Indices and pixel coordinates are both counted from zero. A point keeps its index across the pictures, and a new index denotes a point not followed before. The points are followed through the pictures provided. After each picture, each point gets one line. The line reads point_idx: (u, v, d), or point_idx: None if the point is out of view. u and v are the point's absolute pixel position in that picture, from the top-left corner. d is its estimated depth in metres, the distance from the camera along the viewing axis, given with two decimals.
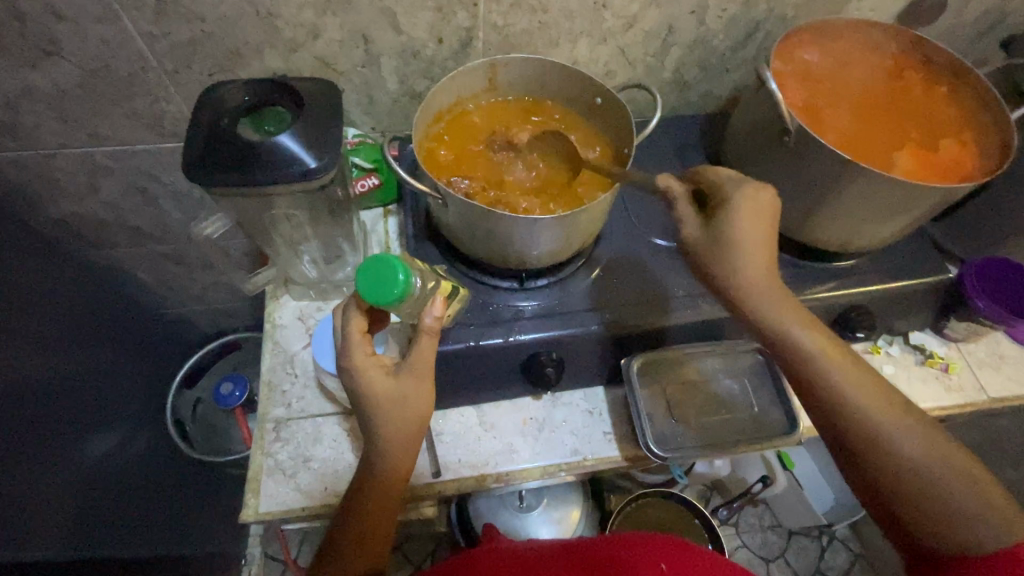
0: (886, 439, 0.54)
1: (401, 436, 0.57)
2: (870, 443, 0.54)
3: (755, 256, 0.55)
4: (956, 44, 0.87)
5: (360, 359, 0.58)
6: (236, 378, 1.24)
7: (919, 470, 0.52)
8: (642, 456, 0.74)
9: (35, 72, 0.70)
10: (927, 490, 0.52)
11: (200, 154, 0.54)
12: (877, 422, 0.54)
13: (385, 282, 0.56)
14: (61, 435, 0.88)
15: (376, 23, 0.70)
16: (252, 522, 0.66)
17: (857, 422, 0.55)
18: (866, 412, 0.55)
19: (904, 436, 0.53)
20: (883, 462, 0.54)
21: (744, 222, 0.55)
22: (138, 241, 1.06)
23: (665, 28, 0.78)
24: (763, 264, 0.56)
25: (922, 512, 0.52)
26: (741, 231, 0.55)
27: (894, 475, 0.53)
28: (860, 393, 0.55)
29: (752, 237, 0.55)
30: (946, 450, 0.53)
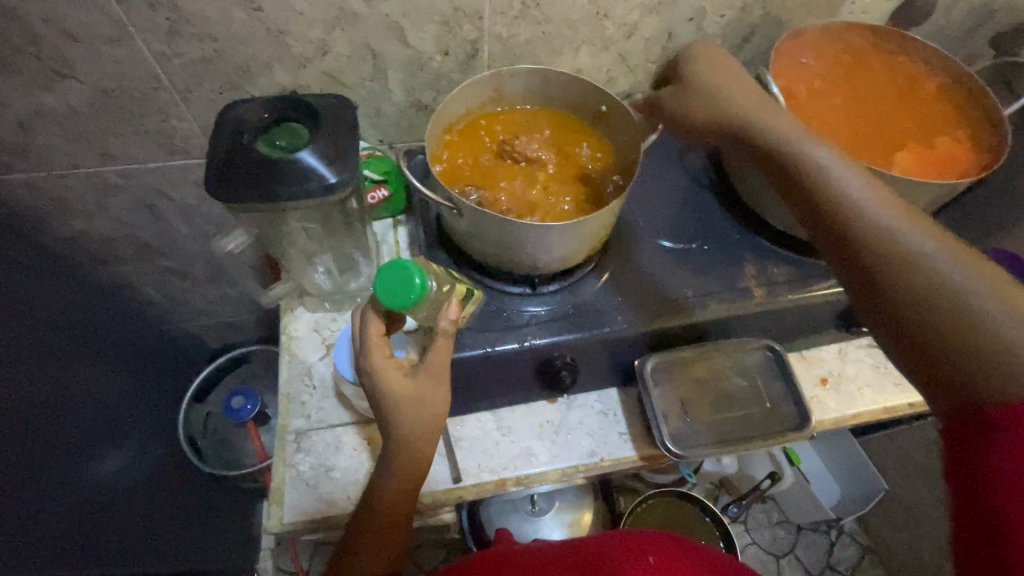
0: (901, 249, 0.48)
1: (424, 433, 0.61)
2: (883, 253, 0.49)
3: (742, 106, 0.63)
4: (946, 43, 0.89)
5: (379, 362, 0.60)
6: (248, 392, 1.23)
7: (940, 278, 0.46)
8: (657, 455, 0.75)
9: (48, 94, 0.71)
10: (952, 301, 0.44)
11: (221, 171, 0.55)
12: (891, 230, 0.50)
13: (404, 287, 0.58)
14: (73, 453, 0.88)
15: (383, 37, 0.72)
16: (275, 533, 0.67)
17: (871, 230, 0.50)
18: (879, 220, 0.51)
19: (924, 244, 0.48)
20: (899, 274, 0.47)
21: (728, 80, 0.65)
22: (146, 258, 1.07)
23: (665, 35, 0.80)
24: (755, 108, 0.62)
25: (948, 331, 0.44)
26: (721, 85, 0.64)
27: (913, 290, 0.46)
28: (872, 203, 0.52)
29: (737, 89, 0.64)
30: (978, 262, 0.46)
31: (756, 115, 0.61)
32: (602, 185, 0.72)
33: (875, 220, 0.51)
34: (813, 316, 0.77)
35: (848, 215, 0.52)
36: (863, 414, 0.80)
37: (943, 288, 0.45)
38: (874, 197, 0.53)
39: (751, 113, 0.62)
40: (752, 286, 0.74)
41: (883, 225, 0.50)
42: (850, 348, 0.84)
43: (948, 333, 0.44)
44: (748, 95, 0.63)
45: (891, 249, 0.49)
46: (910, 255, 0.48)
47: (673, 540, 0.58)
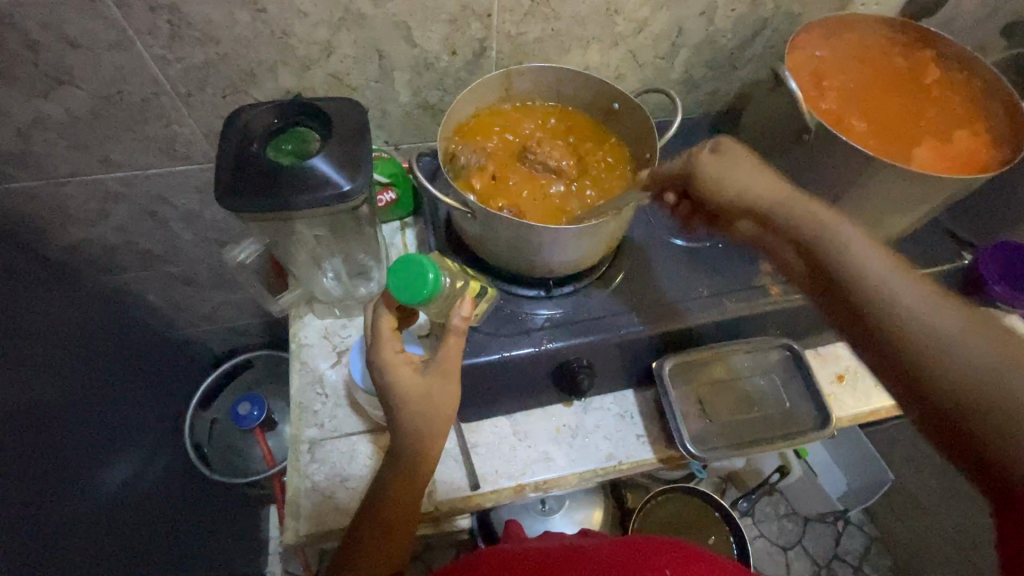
0: (930, 341, 0.45)
1: (428, 436, 0.57)
2: (911, 346, 0.46)
3: (743, 183, 0.59)
4: (956, 33, 0.88)
5: (390, 357, 0.58)
6: (253, 398, 1.23)
7: (978, 376, 0.42)
8: (675, 457, 0.74)
9: (47, 102, 0.69)
10: (989, 398, 0.41)
11: (233, 180, 0.54)
12: (915, 319, 0.46)
13: (420, 281, 0.56)
14: (80, 465, 0.87)
15: (390, 37, 0.70)
16: (291, 545, 0.66)
17: (895, 321, 0.47)
18: (904, 308, 0.47)
19: (955, 333, 0.44)
20: (935, 366, 0.44)
21: (726, 154, 0.61)
22: (148, 265, 1.05)
23: (675, 30, 0.78)
24: (758, 186, 0.59)
25: (988, 431, 0.41)
26: (718, 165, 0.60)
27: (952, 381, 0.43)
28: (893, 291, 0.48)
29: (735, 166, 0.60)
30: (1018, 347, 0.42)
31: (762, 194, 0.59)
32: (614, 187, 0.71)
33: (898, 311, 0.47)
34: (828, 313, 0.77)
35: (870, 306, 0.49)
36: (879, 410, 0.80)
37: (981, 381, 0.42)
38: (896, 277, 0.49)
39: (755, 193, 0.59)
40: (769, 285, 0.73)
41: (903, 317, 0.47)
42: None
43: (989, 432, 0.41)
44: (749, 171, 0.60)
45: (918, 341, 0.45)
46: (939, 350, 0.44)
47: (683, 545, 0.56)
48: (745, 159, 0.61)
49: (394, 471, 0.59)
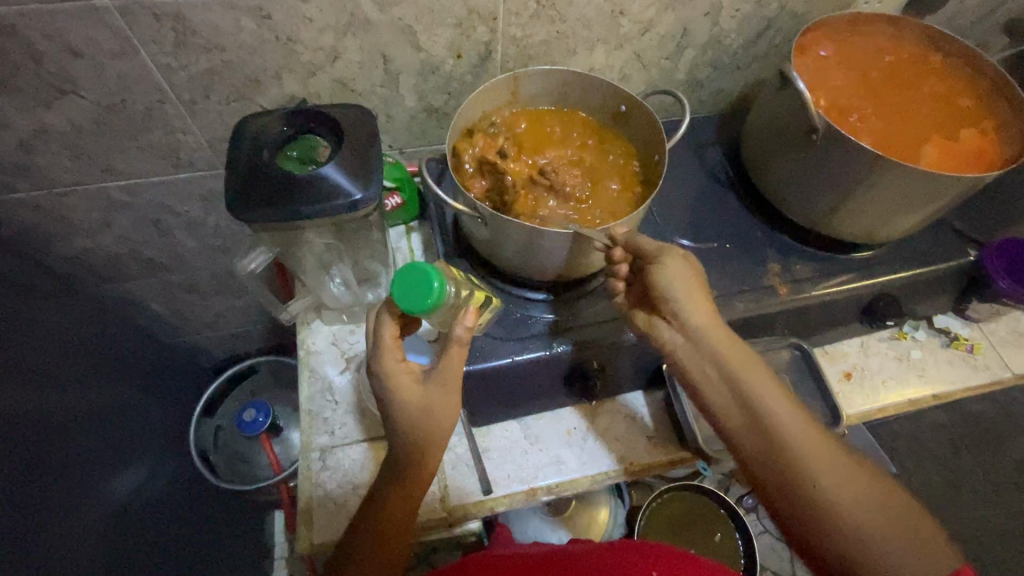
0: (821, 484, 0.53)
1: (435, 442, 0.58)
2: (805, 486, 0.53)
3: (686, 300, 0.60)
4: (957, 30, 0.89)
5: (391, 366, 0.58)
6: (259, 405, 1.21)
7: (852, 517, 0.51)
8: (687, 457, 0.74)
9: (49, 112, 0.68)
10: (861, 538, 0.51)
11: (244, 189, 0.53)
12: (813, 462, 0.54)
13: (428, 290, 0.55)
14: (88, 475, 0.86)
15: (396, 42, 0.69)
16: (305, 554, 0.65)
17: (795, 461, 0.54)
18: (804, 453, 0.54)
19: (836, 476, 0.53)
20: (818, 503, 0.52)
21: (679, 264, 0.61)
22: (151, 273, 1.04)
23: (680, 31, 0.78)
24: (698, 306, 0.60)
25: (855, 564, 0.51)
26: (676, 274, 0.61)
27: (829, 519, 0.52)
28: (795, 431, 0.55)
29: (685, 279, 0.61)
30: (874, 491, 0.53)
31: (695, 317, 0.60)
32: (614, 200, 0.70)
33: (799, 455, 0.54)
34: (835, 312, 0.77)
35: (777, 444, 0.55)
36: (888, 407, 0.80)
37: (848, 523, 0.51)
38: (792, 413, 0.56)
39: (693, 312, 0.60)
40: (777, 284, 0.74)
41: (804, 461, 0.54)
42: (872, 341, 0.84)
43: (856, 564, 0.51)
44: (693, 286, 0.61)
45: (812, 482, 0.53)
46: (827, 493, 0.52)
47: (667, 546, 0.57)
48: (693, 272, 0.62)
49: (401, 479, 0.58)
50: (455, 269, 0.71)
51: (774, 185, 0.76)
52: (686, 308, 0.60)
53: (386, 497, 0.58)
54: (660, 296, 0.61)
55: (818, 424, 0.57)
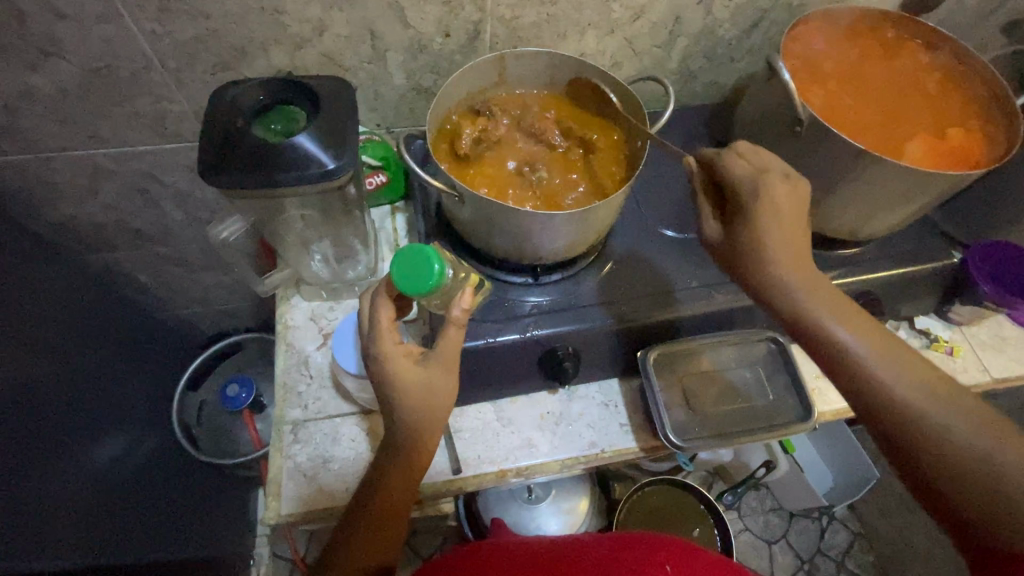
0: (934, 424, 0.50)
1: (423, 424, 0.57)
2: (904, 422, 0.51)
3: (778, 243, 0.56)
4: (956, 30, 0.88)
5: (389, 348, 0.57)
6: (242, 380, 1.25)
7: (975, 455, 0.48)
8: (659, 446, 0.74)
9: (34, 74, 0.68)
10: (986, 473, 0.48)
11: (216, 156, 0.53)
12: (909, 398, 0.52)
13: (422, 266, 0.55)
14: (65, 443, 0.87)
15: (383, 17, 0.69)
16: (273, 524, 0.66)
17: (899, 401, 0.52)
18: (899, 390, 0.52)
19: (952, 414, 0.50)
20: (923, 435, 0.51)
21: (776, 195, 0.56)
22: (138, 244, 1.04)
23: (672, 19, 0.78)
24: (791, 246, 0.56)
25: (983, 502, 0.47)
26: (768, 215, 0.56)
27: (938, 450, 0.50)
28: (898, 373, 0.53)
29: (782, 216, 0.56)
30: (994, 423, 0.50)
31: (788, 263, 0.56)
32: (591, 186, 0.69)
33: (905, 395, 0.52)
34: None
35: (880, 386, 0.53)
36: None
37: (962, 454, 0.49)
38: (882, 350, 0.54)
39: (787, 255, 0.56)
40: None
41: (913, 400, 0.51)
42: None
43: (989, 506, 0.47)
44: (790, 222, 0.57)
45: (926, 422, 0.51)
46: (947, 433, 0.50)
47: (683, 541, 0.57)
48: (795, 202, 0.57)
49: (393, 457, 0.58)
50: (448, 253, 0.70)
51: None
52: (773, 243, 0.56)
53: (384, 480, 0.59)
54: (749, 245, 0.57)
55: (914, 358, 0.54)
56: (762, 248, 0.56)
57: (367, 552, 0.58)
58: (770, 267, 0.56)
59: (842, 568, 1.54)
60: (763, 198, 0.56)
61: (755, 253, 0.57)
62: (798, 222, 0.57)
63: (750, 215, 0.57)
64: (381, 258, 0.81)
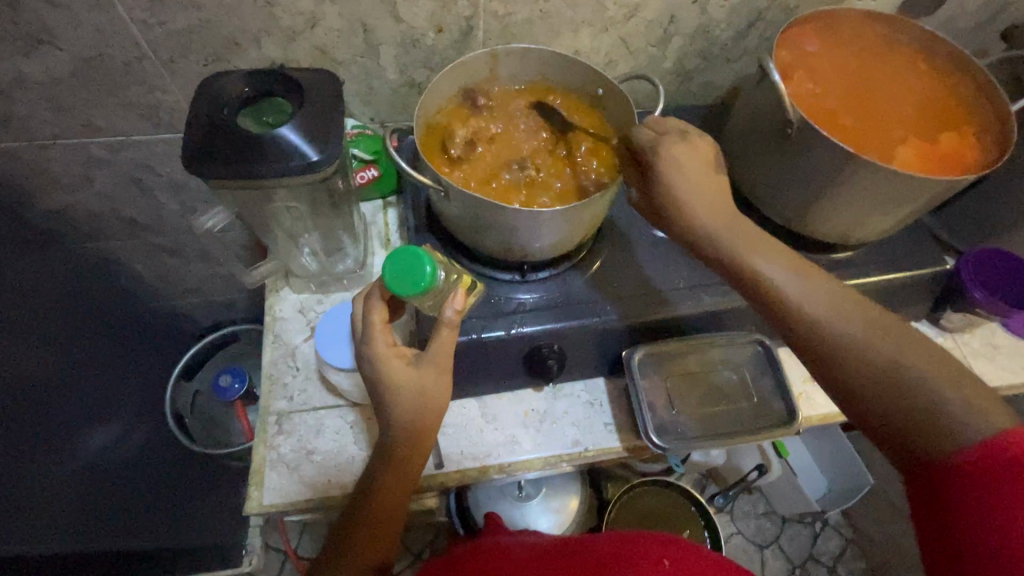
0: (856, 351, 0.51)
1: (416, 426, 0.57)
2: (824, 350, 0.52)
3: (693, 192, 0.57)
4: (956, 35, 0.87)
5: (381, 350, 0.57)
6: (235, 370, 1.25)
7: (898, 375, 0.49)
8: (643, 446, 0.74)
9: (27, 61, 0.69)
10: (903, 388, 0.49)
11: (200, 147, 0.53)
12: (825, 325, 0.52)
13: (407, 270, 0.55)
14: (54, 429, 0.87)
15: (376, 11, 0.69)
16: (255, 514, 0.66)
17: (827, 331, 0.52)
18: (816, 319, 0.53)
19: (872, 338, 0.51)
20: (842, 361, 0.51)
21: (683, 149, 0.58)
22: (133, 234, 1.05)
23: (667, 18, 0.77)
24: (704, 192, 0.57)
25: (907, 417, 0.48)
26: (677, 171, 0.57)
27: (857, 373, 0.51)
28: (814, 303, 0.53)
29: (692, 166, 0.58)
30: (903, 335, 0.51)
31: (707, 211, 0.57)
32: (572, 183, 0.69)
33: (829, 325, 0.52)
34: None
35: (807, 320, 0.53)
36: None
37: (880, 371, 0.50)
38: (798, 281, 0.54)
39: (704, 202, 0.57)
40: None
41: (839, 329, 0.52)
42: None
43: (910, 418, 0.48)
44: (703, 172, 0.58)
45: (850, 351, 0.51)
46: (871, 357, 0.50)
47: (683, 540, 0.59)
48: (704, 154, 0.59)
49: (386, 457, 0.58)
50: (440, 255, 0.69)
51: (750, 180, 0.75)
52: (685, 189, 0.57)
53: (378, 482, 0.59)
54: (666, 199, 0.58)
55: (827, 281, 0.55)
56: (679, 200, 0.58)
57: (362, 552, 0.57)
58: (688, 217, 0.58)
59: (834, 574, 1.53)
60: (668, 152, 0.58)
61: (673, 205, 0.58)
62: (706, 169, 0.58)
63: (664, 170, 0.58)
64: (370, 252, 0.81)
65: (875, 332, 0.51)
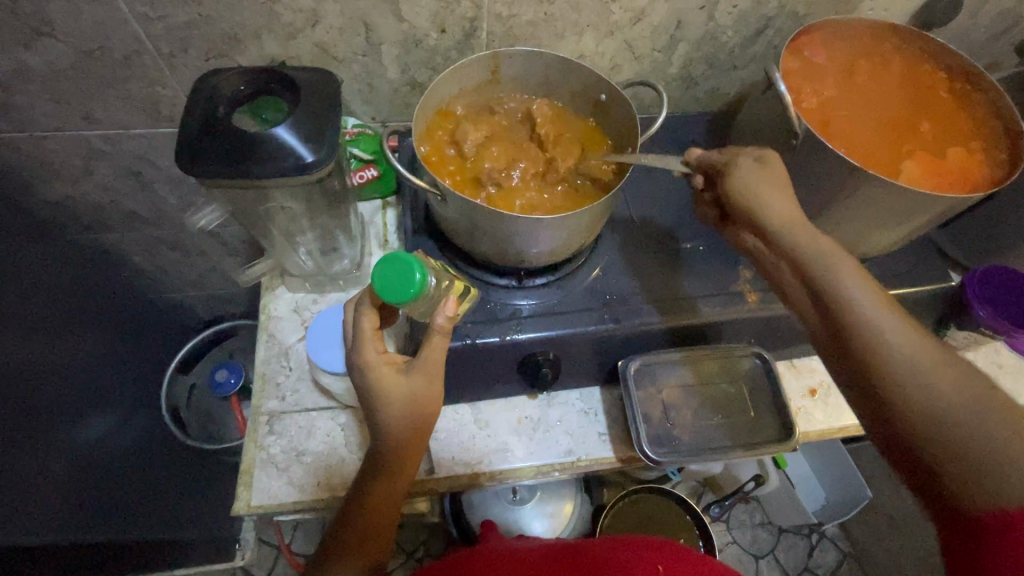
0: (924, 383, 0.47)
1: (406, 434, 0.56)
2: (889, 388, 0.49)
3: (770, 194, 0.56)
4: (969, 48, 0.85)
5: (372, 358, 0.56)
6: (232, 365, 1.24)
7: (962, 417, 0.45)
8: (637, 457, 0.74)
9: (27, 53, 0.68)
10: (969, 442, 0.45)
11: (193, 146, 0.53)
12: (898, 360, 0.48)
13: (397, 279, 0.54)
14: (50, 420, 0.87)
15: (377, 10, 0.68)
16: (243, 515, 0.66)
17: (892, 361, 0.49)
18: (888, 352, 0.49)
19: (944, 374, 0.47)
20: (909, 403, 0.48)
21: (759, 172, 0.58)
22: (133, 226, 1.05)
23: (674, 23, 0.76)
24: (784, 209, 0.56)
25: (963, 475, 0.45)
26: (756, 173, 0.57)
27: (921, 418, 0.47)
28: (896, 338, 0.49)
29: (777, 170, 0.58)
30: (990, 394, 0.46)
31: (782, 213, 0.56)
32: (570, 192, 0.68)
33: (899, 350, 0.49)
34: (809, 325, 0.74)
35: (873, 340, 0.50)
36: (849, 428, 0.77)
37: (945, 421, 0.46)
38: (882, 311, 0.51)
39: (782, 201, 0.56)
40: (746, 292, 0.71)
41: (914, 366, 0.48)
42: None
43: (968, 475, 0.44)
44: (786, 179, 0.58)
45: (916, 381, 0.48)
46: (940, 392, 0.47)
47: (681, 544, 0.58)
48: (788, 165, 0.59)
49: (374, 464, 0.58)
50: (434, 261, 0.69)
51: None
52: (761, 207, 0.56)
53: (367, 489, 0.58)
54: (739, 199, 0.58)
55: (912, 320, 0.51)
56: (753, 197, 0.57)
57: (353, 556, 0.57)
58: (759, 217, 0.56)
59: None
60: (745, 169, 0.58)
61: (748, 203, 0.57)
62: (786, 189, 0.57)
63: (746, 170, 0.58)
64: (366, 253, 0.80)
65: (955, 379, 0.47)
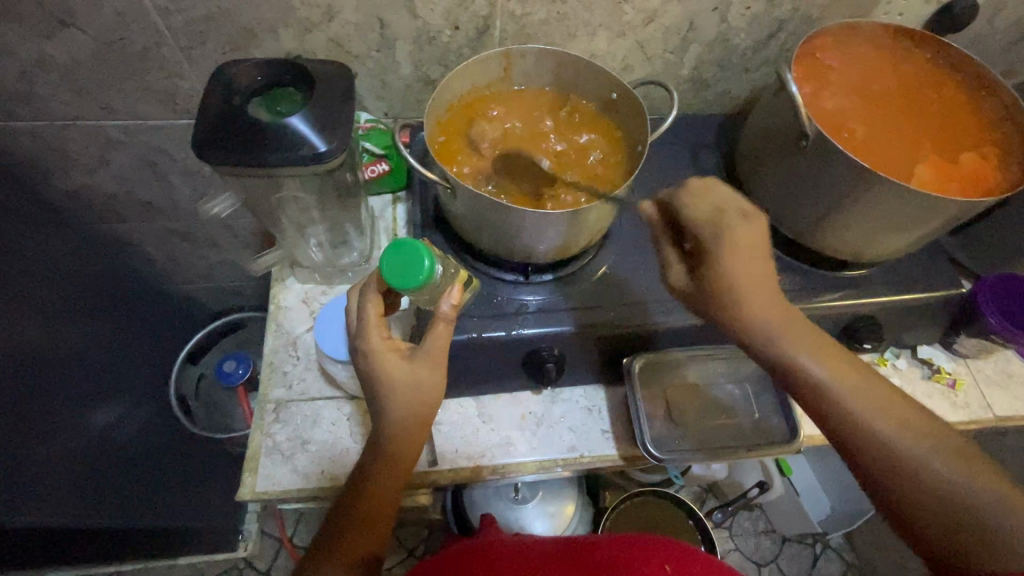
0: (903, 453, 0.51)
1: (408, 423, 0.57)
2: (875, 457, 0.52)
3: (750, 279, 0.54)
4: (985, 54, 0.84)
5: (378, 344, 0.57)
6: (239, 355, 1.27)
7: (940, 482, 0.49)
8: (640, 456, 0.74)
9: (51, 43, 0.70)
10: (955, 503, 0.48)
11: (209, 133, 0.54)
12: (877, 431, 0.52)
13: (404, 268, 0.55)
14: (61, 407, 0.89)
15: (392, 7, 0.69)
16: (247, 500, 0.66)
17: (872, 433, 0.52)
18: (869, 425, 0.52)
19: (921, 444, 0.51)
20: (893, 469, 0.51)
21: (733, 252, 0.54)
22: (147, 217, 1.06)
23: (686, 24, 0.76)
24: (763, 291, 0.55)
25: (958, 533, 0.48)
26: (736, 258, 0.54)
27: (908, 483, 0.51)
28: (870, 409, 0.53)
29: (756, 246, 0.55)
30: (959, 452, 0.51)
31: (761, 304, 0.55)
32: (578, 188, 0.68)
33: (878, 427, 0.52)
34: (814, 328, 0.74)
35: (857, 426, 0.53)
36: None
37: (930, 483, 0.50)
38: (853, 387, 0.54)
39: (765, 291, 0.55)
40: None
41: (893, 435, 0.52)
42: None
43: (963, 535, 0.48)
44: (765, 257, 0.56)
45: (895, 448, 0.51)
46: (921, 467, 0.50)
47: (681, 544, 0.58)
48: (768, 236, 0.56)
49: (374, 451, 0.58)
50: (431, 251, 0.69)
51: (762, 192, 0.74)
52: (742, 292, 0.54)
53: (367, 478, 0.58)
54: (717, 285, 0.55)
55: (880, 385, 0.55)
56: (736, 288, 0.54)
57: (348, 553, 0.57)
58: (743, 304, 0.55)
59: None
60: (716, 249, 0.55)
61: (733, 293, 0.55)
62: (764, 260, 0.55)
63: (722, 257, 0.54)
64: (375, 246, 0.81)
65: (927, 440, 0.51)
